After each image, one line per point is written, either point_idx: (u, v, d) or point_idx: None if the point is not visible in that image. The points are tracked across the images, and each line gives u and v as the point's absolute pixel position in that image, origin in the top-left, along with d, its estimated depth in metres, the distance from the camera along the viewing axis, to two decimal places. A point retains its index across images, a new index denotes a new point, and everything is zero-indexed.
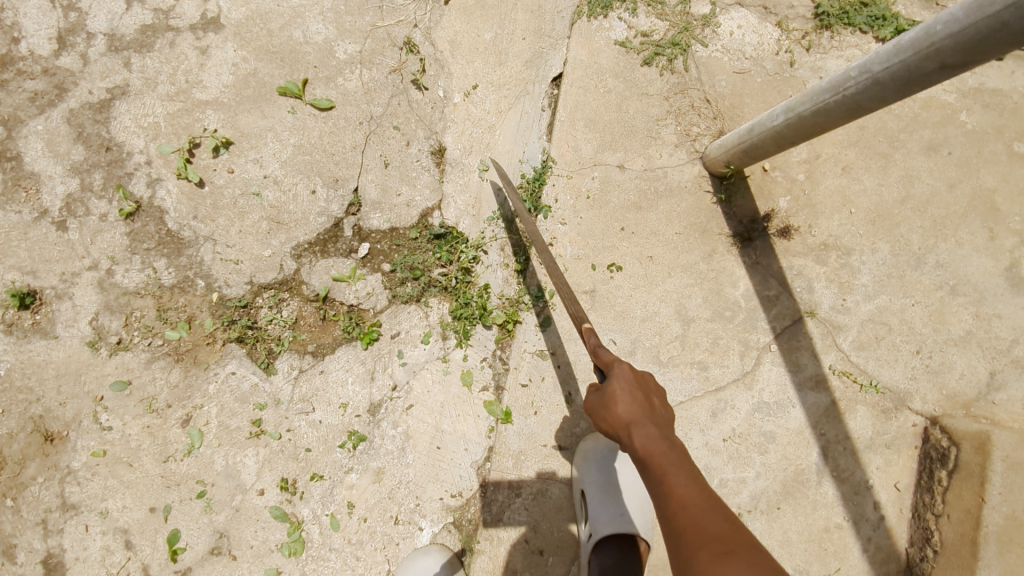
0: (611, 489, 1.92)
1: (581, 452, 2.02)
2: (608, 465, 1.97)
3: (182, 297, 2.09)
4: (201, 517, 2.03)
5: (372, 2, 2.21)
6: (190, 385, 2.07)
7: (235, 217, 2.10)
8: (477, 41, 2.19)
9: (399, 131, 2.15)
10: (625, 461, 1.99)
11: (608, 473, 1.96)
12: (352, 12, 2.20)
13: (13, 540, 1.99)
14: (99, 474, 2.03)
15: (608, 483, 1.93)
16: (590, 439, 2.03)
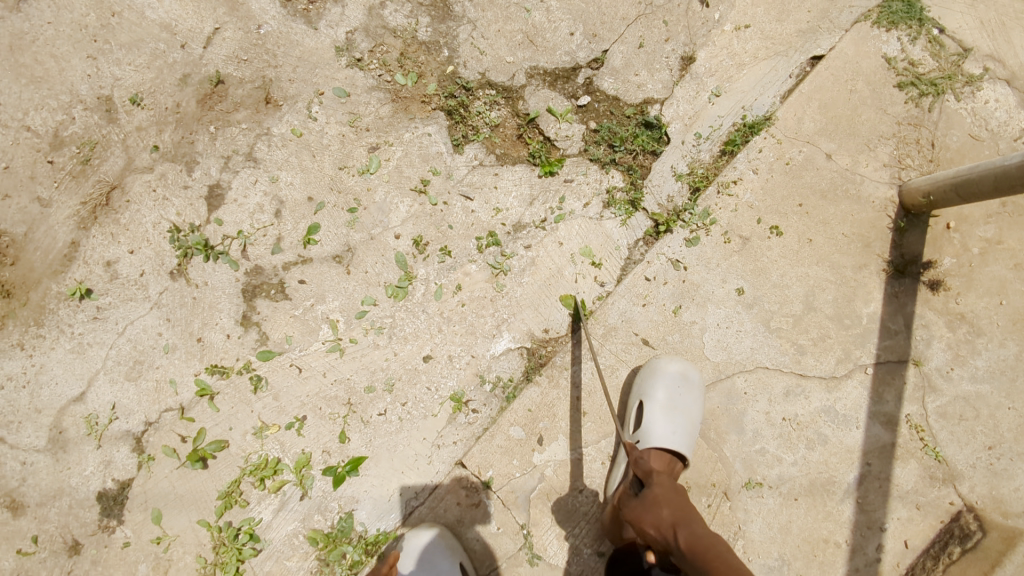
0: (671, 407, 2.09)
1: (652, 365, 2.18)
2: (675, 384, 2.13)
3: (425, 55, 2.33)
4: (342, 227, 2.30)
5: None
6: (391, 124, 2.32)
7: (501, 18, 2.33)
8: None
9: (665, 26, 2.32)
10: (691, 388, 2.15)
11: (673, 394, 2.11)
12: None
13: (199, 158, 2.31)
14: (287, 149, 2.31)
15: (671, 400, 2.10)
16: (664, 359, 2.18)
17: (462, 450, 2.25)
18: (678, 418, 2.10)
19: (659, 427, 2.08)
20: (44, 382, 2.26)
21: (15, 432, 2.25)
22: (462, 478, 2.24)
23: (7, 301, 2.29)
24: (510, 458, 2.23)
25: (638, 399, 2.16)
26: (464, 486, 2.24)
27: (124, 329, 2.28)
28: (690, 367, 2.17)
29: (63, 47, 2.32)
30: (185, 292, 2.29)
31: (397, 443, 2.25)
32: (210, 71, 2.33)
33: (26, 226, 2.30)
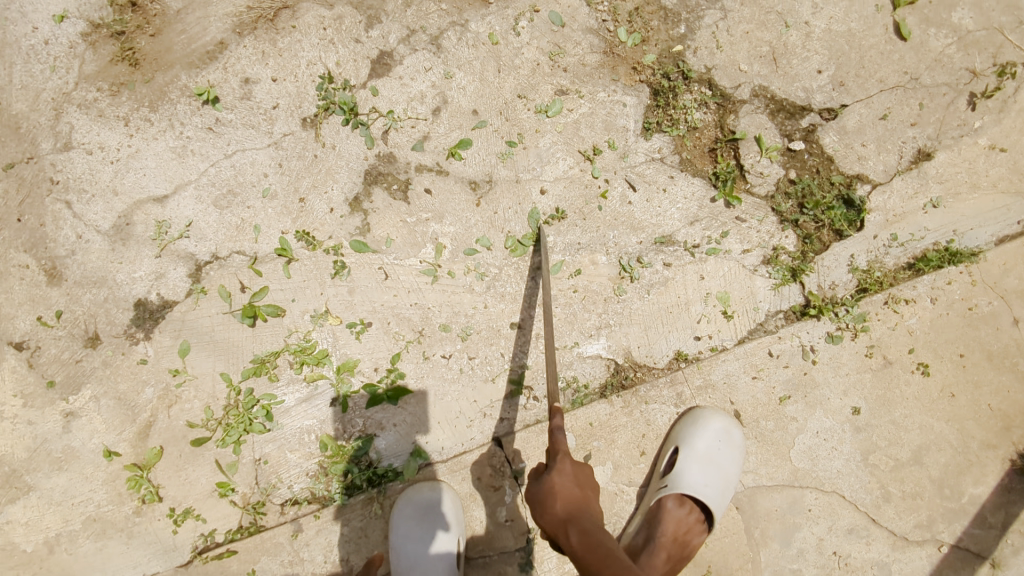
0: (708, 459, 1.93)
1: (694, 415, 2.00)
2: (717, 439, 1.96)
3: (659, 21, 2.09)
4: (493, 155, 2.10)
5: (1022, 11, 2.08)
6: (591, 75, 2.10)
7: (756, 20, 2.07)
8: None
9: (919, 109, 2.06)
10: (734, 447, 1.97)
11: (712, 448, 1.94)
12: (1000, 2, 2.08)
13: (384, 17, 2.11)
14: (475, 51, 2.10)
15: (709, 451, 1.94)
16: (707, 412, 2.00)
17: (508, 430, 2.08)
18: (713, 471, 1.94)
19: (691, 476, 1.91)
20: (134, 168, 2.11)
21: (85, 203, 2.11)
22: (493, 457, 2.08)
23: (132, 71, 2.12)
24: (549, 461, 2.07)
25: (673, 446, 2.00)
26: (490, 464, 2.08)
27: (232, 153, 2.11)
28: (735, 423, 1.99)
29: None
30: (308, 146, 2.11)
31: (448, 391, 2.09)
32: None
33: (183, 5, 2.12)
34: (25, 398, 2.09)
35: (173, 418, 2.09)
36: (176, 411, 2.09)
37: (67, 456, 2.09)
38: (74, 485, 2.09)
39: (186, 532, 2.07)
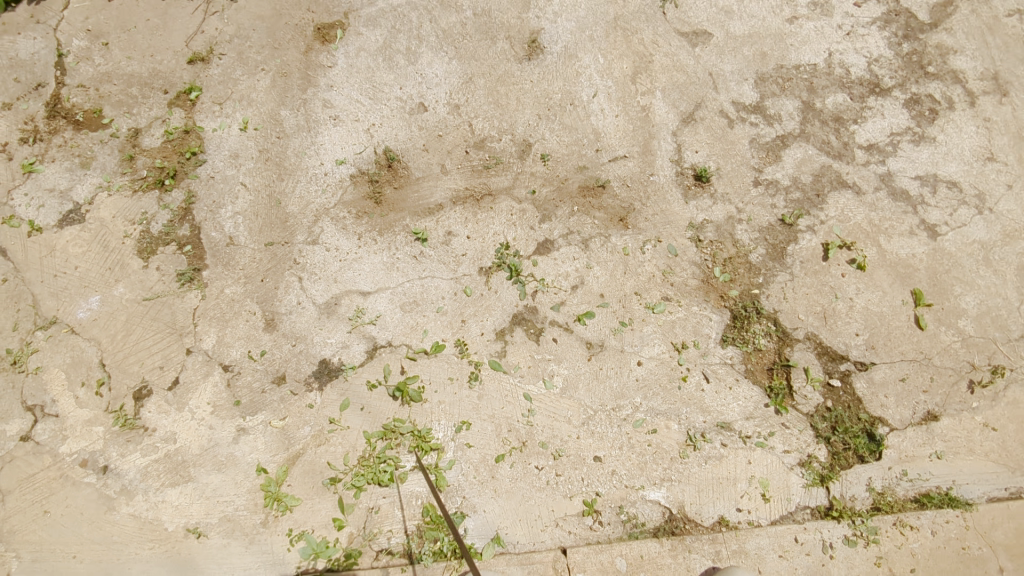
0: None
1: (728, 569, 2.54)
2: None
3: (744, 271, 2.96)
4: (608, 328, 2.86)
5: (1007, 333, 2.97)
6: (691, 293, 2.92)
7: (814, 288, 2.95)
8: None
9: (930, 382, 2.88)
10: None
11: None
12: (994, 323, 2.98)
13: (554, 217, 3.02)
14: (612, 255, 2.97)
15: None
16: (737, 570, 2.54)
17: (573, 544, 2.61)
18: None
19: None
20: (353, 268, 2.93)
21: (312, 282, 2.89)
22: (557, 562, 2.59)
23: (374, 207, 3.03)
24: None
25: None
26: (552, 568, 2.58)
27: (425, 277, 2.93)
28: None
29: (527, 99, 3.16)
30: (479, 286, 2.92)
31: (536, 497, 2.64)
32: (602, 175, 3.07)
33: (422, 175, 3.09)
34: (214, 407, 2.69)
35: (318, 455, 2.66)
36: (322, 450, 2.67)
37: (227, 461, 2.64)
38: (223, 486, 2.61)
39: (295, 552, 2.57)
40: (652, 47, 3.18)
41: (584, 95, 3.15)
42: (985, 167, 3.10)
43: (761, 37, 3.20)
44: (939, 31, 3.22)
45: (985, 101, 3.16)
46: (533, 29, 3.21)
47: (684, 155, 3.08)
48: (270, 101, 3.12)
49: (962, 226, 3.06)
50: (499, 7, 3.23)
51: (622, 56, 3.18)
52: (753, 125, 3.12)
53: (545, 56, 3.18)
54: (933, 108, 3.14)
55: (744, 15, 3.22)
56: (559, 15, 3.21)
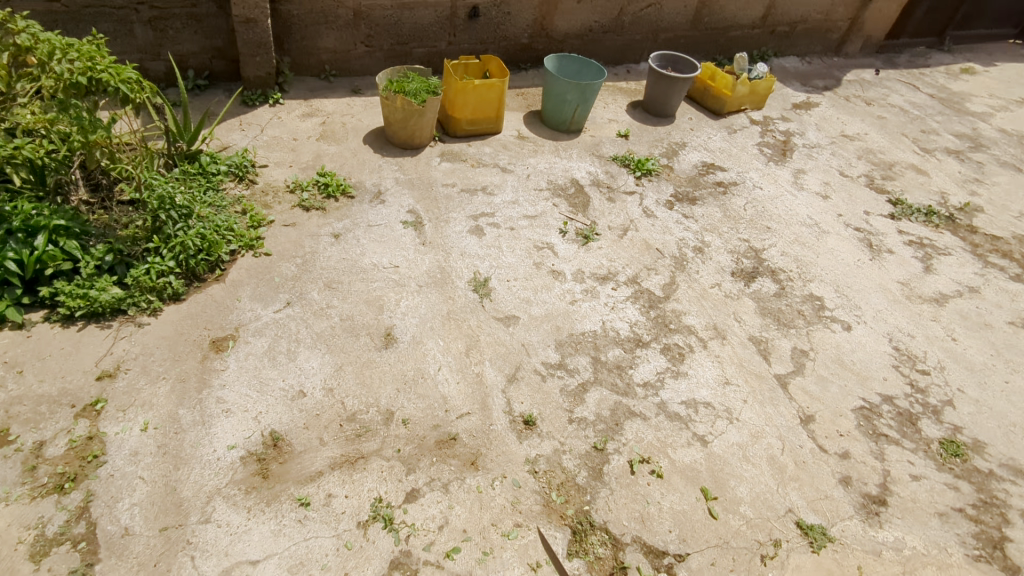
0: None
1: None
2: None
3: (574, 492, 3.72)
4: (474, 558, 3.37)
5: (779, 510, 3.77)
6: (536, 516, 3.58)
7: (630, 497, 3.73)
8: None
9: (735, 562, 3.51)
10: None
11: None
12: (767, 505, 3.79)
13: (418, 469, 3.73)
14: (468, 494, 3.63)
15: None
16: None
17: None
18: None
19: None
20: (243, 539, 3.33)
21: (203, 558, 3.23)
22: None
23: (261, 480, 3.59)
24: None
25: None
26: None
27: (309, 537, 3.38)
28: None
29: (387, 378, 4.21)
30: (358, 539, 3.39)
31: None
32: (453, 430, 3.93)
33: (303, 448, 3.77)
34: None
35: None
36: None
37: None
38: None
39: None
40: (477, 328, 4.65)
41: (431, 370, 4.29)
42: (726, 388, 4.38)
43: (551, 317, 4.78)
44: (671, 302, 4.97)
45: (714, 346, 4.66)
46: (388, 324, 4.62)
47: (514, 406, 4.12)
48: (169, 404, 3.88)
49: (723, 434, 4.12)
50: (360, 313, 4.69)
51: (456, 339, 4.54)
52: (561, 377, 4.35)
53: (399, 343, 4.46)
54: (681, 351, 4.60)
55: (536, 308, 4.85)
56: (407, 314, 4.71)
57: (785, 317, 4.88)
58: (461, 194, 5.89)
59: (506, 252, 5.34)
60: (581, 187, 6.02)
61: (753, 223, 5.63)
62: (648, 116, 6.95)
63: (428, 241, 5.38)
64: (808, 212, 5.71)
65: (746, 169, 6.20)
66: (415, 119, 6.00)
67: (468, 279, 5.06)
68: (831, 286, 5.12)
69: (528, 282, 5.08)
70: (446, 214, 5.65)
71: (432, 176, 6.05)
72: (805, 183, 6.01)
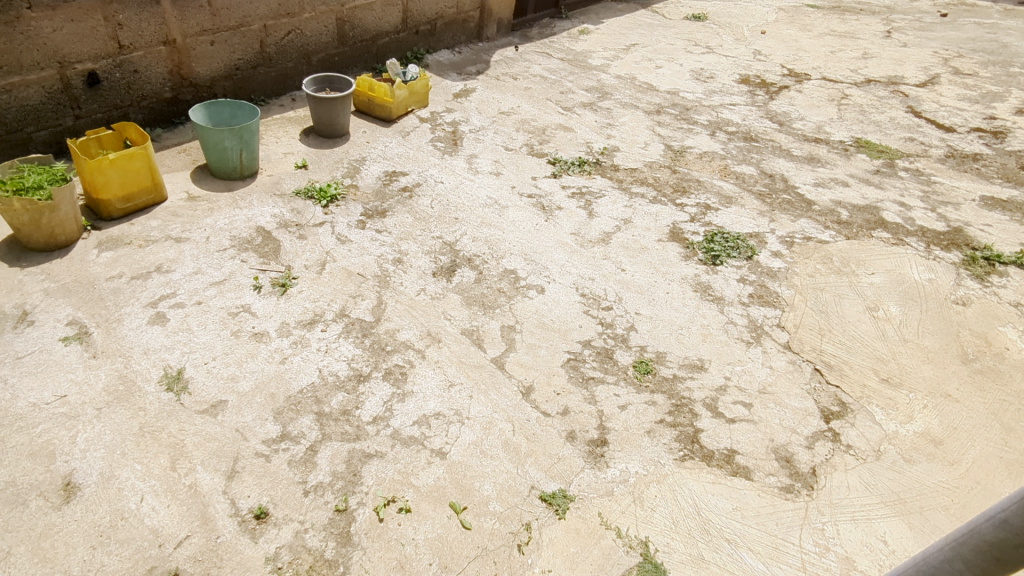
0: None
1: None
2: None
3: (325, 569, 3.60)
4: None
5: (523, 492, 3.99)
6: None
7: (383, 547, 3.70)
8: (564, 548, 3.71)
9: (495, 564, 3.64)
10: None
11: None
12: (512, 492, 3.99)
13: None
14: None
15: None
16: None
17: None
18: None
19: None
20: None
21: None
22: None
23: None
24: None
25: None
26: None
27: None
28: None
29: (76, 537, 3.68)
30: None
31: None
32: (171, 565, 3.60)
33: None
34: None
35: None
36: None
37: None
38: None
39: None
40: (179, 434, 4.18)
41: (131, 505, 3.84)
42: (452, 391, 4.55)
43: (265, 386, 4.49)
44: (383, 324, 4.97)
45: (429, 353, 4.79)
46: (64, 473, 3.93)
47: (239, 504, 3.89)
48: None
49: (457, 439, 4.27)
50: (23, 472, 3.91)
51: (154, 453, 4.08)
52: (286, 450, 4.17)
53: (82, 492, 3.86)
54: (403, 371, 4.66)
55: (243, 383, 4.49)
56: (87, 449, 4.06)
57: (487, 302, 5.16)
58: (133, 282, 5.03)
59: (197, 329, 4.77)
60: (270, 232, 5.59)
61: (441, 220, 5.83)
62: (325, 141, 6.69)
63: (99, 351, 4.56)
64: (485, 194, 6.08)
65: (423, 168, 6.37)
66: (47, 217, 4.97)
67: (160, 381, 4.43)
68: (519, 257, 5.52)
69: (232, 358, 4.62)
70: (118, 311, 4.81)
71: (92, 273, 5.06)
72: (476, 168, 6.38)
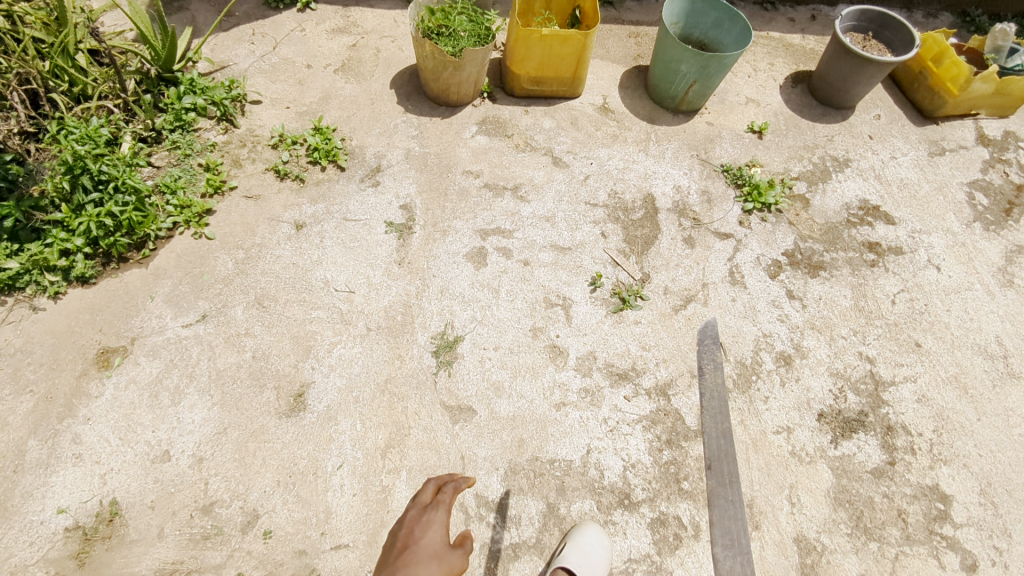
0: None
1: None
2: None
3: None
4: None
5: None
6: None
7: None
8: None
9: None
10: None
11: None
12: None
13: None
14: None
15: None
16: None
17: (439, 502, 2.54)
18: None
19: None
20: None
21: None
22: (432, 493, 2.61)
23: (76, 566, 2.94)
24: (451, 478, 2.82)
25: None
26: (432, 502, 2.55)
27: None
28: None
29: (272, 461, 3.21)
30: None
31: (433, 528, 2.41)
32: (314, 565, 2.97)
33: (137, 538, 3.01)
34: None
35: None
36: None
37: None
38: None
39: None
40: (410, 417, 3.30)
41: (329, 466, 3.20)
42: None
43: (521, 426, 3.32)
44: (700, 442, 3.35)
45: (725, 530, 3.08)
46: (305, 380, 3.41)
47: None
48: (23, 427, 3.23)
49: None
50: (279, 352, 3.49)
51: (380, 424, 3.29)
52: (489, 527, 3.06)
53: (305, 415, 3.31)
54: (677, 534, 3.08)
55: (502, 406, 3.37)
56: (334, 369, 3.45)
57: (866, 521, 3.18)
58: (483, 191, 4.14)
59: (503, 297, 3.72)
60: (656, 213, 4.17)
61: (894, 330, 3.81)
62: (810, 104, 4.92)
63: (406, 261, 3.81)
64: (998, 333, 3.85)
65: (928, 228, 4.30)
66: (449, 73, 4.16)
67: (431, 337, 3.55)
68: (980, 480, 3.34)
69: (512, 361, 3.51)
70: (447, 220, 4.00)
71: (457, 156, 4.29)
72: (1020, 283, 4.09)
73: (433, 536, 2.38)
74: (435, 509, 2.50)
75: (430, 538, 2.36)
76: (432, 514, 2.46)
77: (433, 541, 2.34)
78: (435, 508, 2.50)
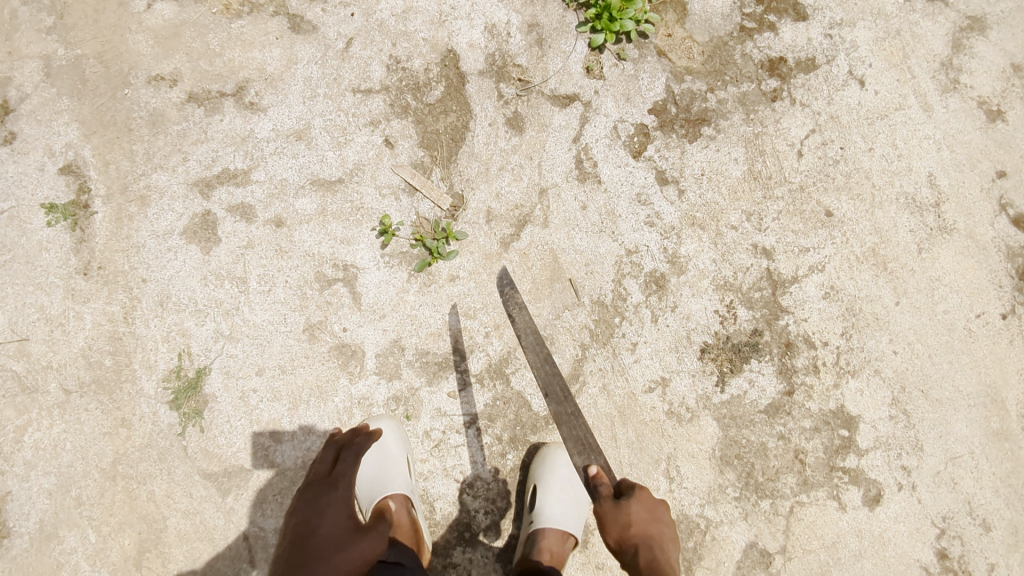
0: None
1: None
2: None
3: None
4: None
5: None
6: None
7: None
8: None
9: None
10: None
11: None
12: None
13: None
14: None
15: None
16: None
17: (354, 458, 2.31)
18: None
19: None
20: None
21: None
22: (332, 461, 2.33)
23: None
24: (352, 430, 2.44)
25: None
26: (330, 475, 2.29)
27: None
28: None
29: None
30: None
31: (334, 507, 2.19)
32: None
33: None
34: None
35: None
36: None
37: None
38: None
39: None
40: (161, 505, 2.39)
41: None
42: None
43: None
44: (552, 431, 2.66)
45: (589, 534, 2.65)
46: None
47: None
48: None
49: None
50: None
51: (123, 525, 2.36)
52: None
53: (12, 544, 2.32)
54: None
55: (284, 454, 2.47)
56: (33, 467, 2.35)
57: (757, 474, 2.78)
58: (187, 109, 2.59)
59: (253, 288, 2.51)
60: (462, 85, 2.77)
61: (798, 200, 2.86)
62: None
63: (94, 267, 2.44)
64: (931, 170, 2.92)
65: (850, 17, 2.99)
66: None
67: (162, 381, 2.43)
68: (888, 387, 2.83)
69: (286, 387, 2.50)
70: (138, 178, 2.52)
71: (132, 44, 2.60)
72: (966, 81, 2.98)
73: (338, 517, 2.15)
74: (334, 487, 2.25)
75: (336, 520, 2.13)
76: (341, 483, 2.26)
77: (337, 529, 2.11)
78: (341, 471, 2.29)
